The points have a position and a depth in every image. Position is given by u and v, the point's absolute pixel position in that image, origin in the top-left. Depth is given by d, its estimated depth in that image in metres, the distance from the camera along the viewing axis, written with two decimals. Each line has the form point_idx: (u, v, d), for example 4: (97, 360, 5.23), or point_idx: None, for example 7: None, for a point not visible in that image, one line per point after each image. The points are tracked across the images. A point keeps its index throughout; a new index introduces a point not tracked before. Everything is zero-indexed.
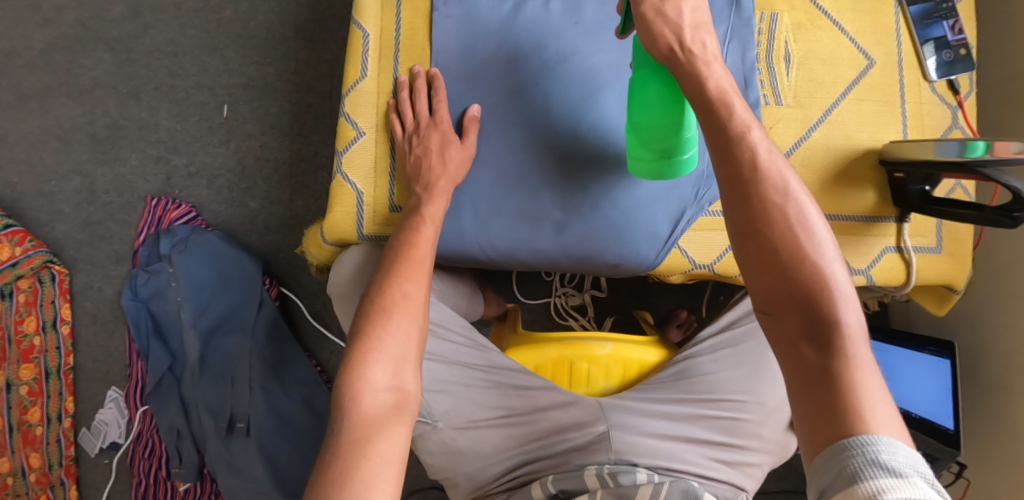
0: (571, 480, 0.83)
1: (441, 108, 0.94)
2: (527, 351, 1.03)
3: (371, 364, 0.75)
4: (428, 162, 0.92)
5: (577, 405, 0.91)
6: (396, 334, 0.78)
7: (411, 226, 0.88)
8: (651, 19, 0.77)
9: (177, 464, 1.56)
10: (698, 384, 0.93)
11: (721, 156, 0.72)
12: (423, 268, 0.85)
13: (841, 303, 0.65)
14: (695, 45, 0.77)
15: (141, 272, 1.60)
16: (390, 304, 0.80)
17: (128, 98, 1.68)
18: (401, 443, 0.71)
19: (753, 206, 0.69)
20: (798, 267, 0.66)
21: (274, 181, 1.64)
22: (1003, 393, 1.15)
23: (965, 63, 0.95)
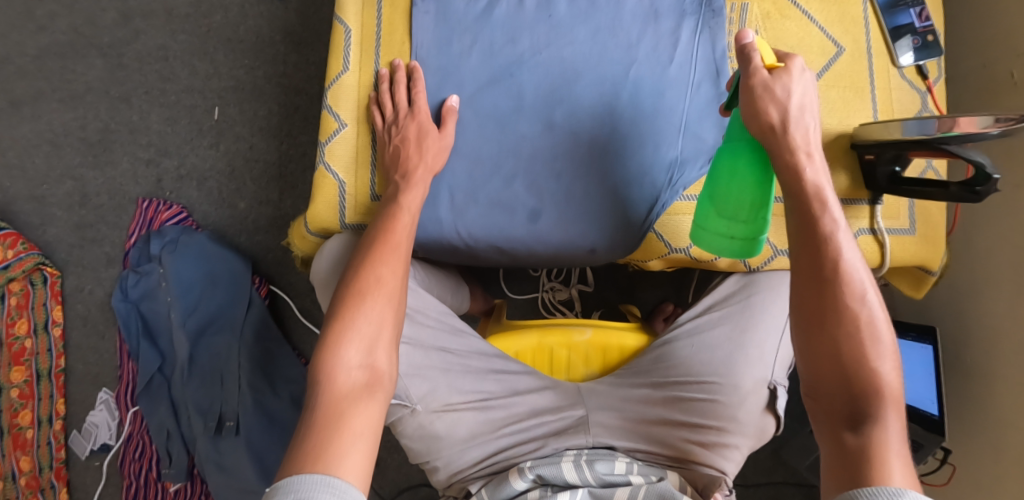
0: (551, 466, 0.83)
1: (421, 99, 0.95)
2: (505, 338, 1.02)
3: (345, 344, 0.76)
4: (407, 152, 0.93)
5: (554, 390, 0.95)
6: (370, 317, 0.79)
7: (390, 212, 0.89)
8: (759, 93, 0.79)
9: (167, 465, 1.56)
10: (674, 368, 0.94)
11: (805, 247, 0.76)
12: (400, 254, 0.86)
13: (891, 405, 0.69)
14: (797, 131, 0.79)
15: (131, 273, 1.62)
16: (366, 288, 0.81)
17: (119, 103, 1.70)
18: (371, 418, 0.73)
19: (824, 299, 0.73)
20: (858, 363, 0.70)
21: (263, 182, 1.66)
22: (983, 379, 1.16)
23: (933, 50, 0.97)
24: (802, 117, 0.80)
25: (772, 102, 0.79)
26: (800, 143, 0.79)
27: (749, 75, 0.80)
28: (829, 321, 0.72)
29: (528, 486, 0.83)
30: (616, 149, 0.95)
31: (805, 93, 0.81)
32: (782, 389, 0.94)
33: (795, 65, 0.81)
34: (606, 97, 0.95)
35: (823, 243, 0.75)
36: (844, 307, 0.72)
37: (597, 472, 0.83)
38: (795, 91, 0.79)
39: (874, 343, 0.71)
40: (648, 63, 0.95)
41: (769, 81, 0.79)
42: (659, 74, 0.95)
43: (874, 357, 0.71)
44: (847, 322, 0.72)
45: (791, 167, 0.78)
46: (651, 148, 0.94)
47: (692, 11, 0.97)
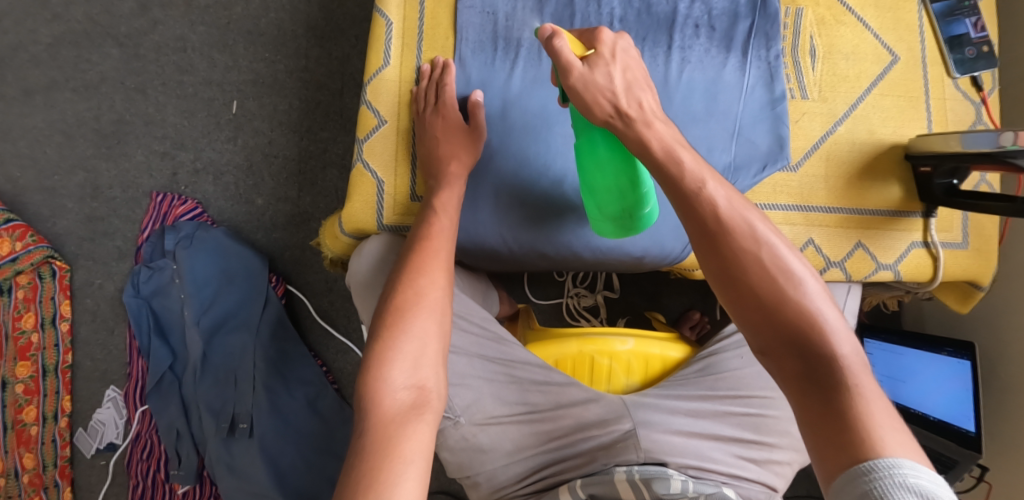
0: (602, 485, 0.79)
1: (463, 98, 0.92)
2: (545, 345, 1.00)
3: (392, 363, 0.73)
4: (446, 149, 0.90)
5: (599, 402, 0.90)
6: (411, 333, 0.76)
7: (429, 217, 0.86)
8: (582, 90, 0.75)
9: (176, 466, 1.52)
10: (724, 380, 0.93)
11: (684, 215, 0.70)
12: (441, 262, 0.83)
13: (832, 333, 0.63)
14: (630, 107, 0.75)
15: (143, 268, 1.58)
16: (406, 304, 0.78)
17: (135, 94, 1.67)
18: (421, 441, 0.69)
19: (725, 257, 0.67)
20: (782, 308, 0.64)
21: (282, 178, 1.62)
22: (1022, 398, 1.15)
23: (988, 60, 0.94)
24: (631, 90, 0.77)
25: (599, 87, 0.76)
26: (639, 116, 0.75)
27: (564, 69, 0.76)
28: (739, 279, 0.66)
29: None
30: None
31: (623, 60, 0.78)
32: None
33: (603, 40, 0.79)
34: None
35: (697, 207, 0.69)
36: (744, 259, 0.66)
37: (653, 492, 0.76)
38: (613, 69, 0.77)
39: (788, 280, 0.65)
40: (700, 66, 0.93)
41: (585, 69, 0.76)
42: (713, 79, 0.93)
43: (795, 292, 0.65)
44: (755, 272, 0.66)
45: (641, 143, 0.73)
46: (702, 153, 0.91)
47: (745, 14, 0.94)
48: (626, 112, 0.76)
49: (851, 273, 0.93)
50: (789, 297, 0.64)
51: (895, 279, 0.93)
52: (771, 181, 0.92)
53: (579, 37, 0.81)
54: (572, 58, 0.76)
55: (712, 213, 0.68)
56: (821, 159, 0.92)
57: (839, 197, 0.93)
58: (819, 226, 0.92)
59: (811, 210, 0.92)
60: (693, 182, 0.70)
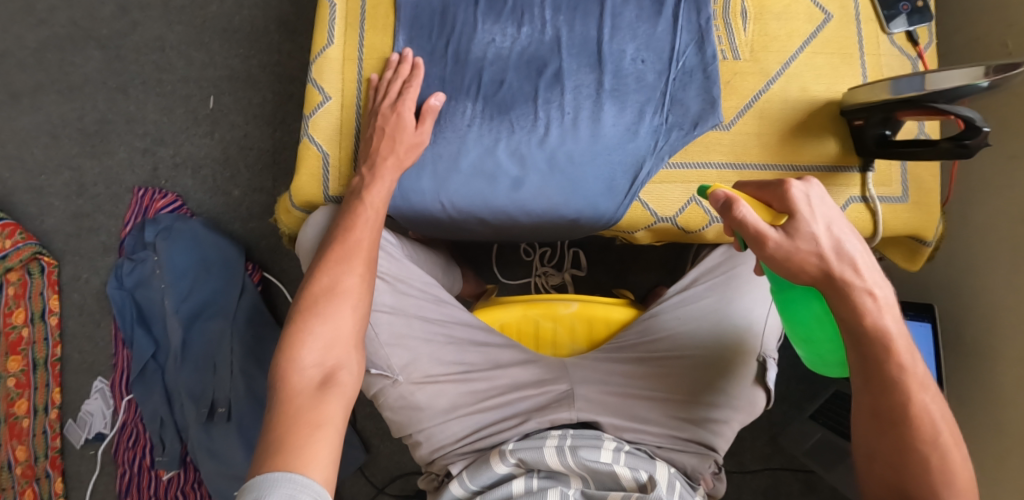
0: (533, 451, 0.80)
1: (429, 119, 0.93)
2: (490, 311, 1.02)
3: (304, 344, 0.76)
4: (391, 150, 0.91)
5: (536, 363, 0.94)
6: (327, 317, 0.79)
7: (357, 211, 0.88)
8: (786, 260, 0.68)
9: (161, 453, 1.55)
10: (660, 342, 0.94)
11: (872, 381, 0.72)
12: (362, 254, 0.85)
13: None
14: (844, 268, 0.68)
15: (126, 261, 1.62)
16: (322, 294, 0.80)
17: (116, 93, 1.72)
18: (332, 413, 0.73)
19: (893, 432, 0.72)
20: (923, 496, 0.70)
21: (257, 169, 1.66)
22: (984, 360, 1.14)
23: (922, 15, 0.95)
24: (843, 248, 0.69)
25: (803, 253, 0.68)
26: (851, 277, 0.68)
27: (757, 239, 0.69)
28: (898, 458, 0.72)
29: (509, 469, 0.81)
30: (601, 119, 0.93)
31: (828, 218, 0.69)
32: (772, 361, 0.91)
33: (817, 199, 0.69)
34: (587, 67, 0.95)
35: (892, 386, 0.71)
36: (910, 443, 0.71)
37: (580, 459, 0.78)
38: (818, 226, 0.68)
39: (945, 482, 0.70)
40: (631, 32, 0.95)
41: (781, 236, 0.68)
42: (645, 44, 0.95)
43: (943, 490, 0.70)
44: (915, 458, 0.71)
45: (851, 310, 0.70)
46: (634, 115, 0.93)
47: None
48: (838, 273, 0.68)
49: None
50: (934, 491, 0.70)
51: None
52: (704, 140, 0.93)
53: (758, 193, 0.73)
54: (764, 227, 0.68)
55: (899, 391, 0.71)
56: (752, 118, 0.93)
57: (772, 154, 0.94)
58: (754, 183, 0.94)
59: (745, 168, 0.93)
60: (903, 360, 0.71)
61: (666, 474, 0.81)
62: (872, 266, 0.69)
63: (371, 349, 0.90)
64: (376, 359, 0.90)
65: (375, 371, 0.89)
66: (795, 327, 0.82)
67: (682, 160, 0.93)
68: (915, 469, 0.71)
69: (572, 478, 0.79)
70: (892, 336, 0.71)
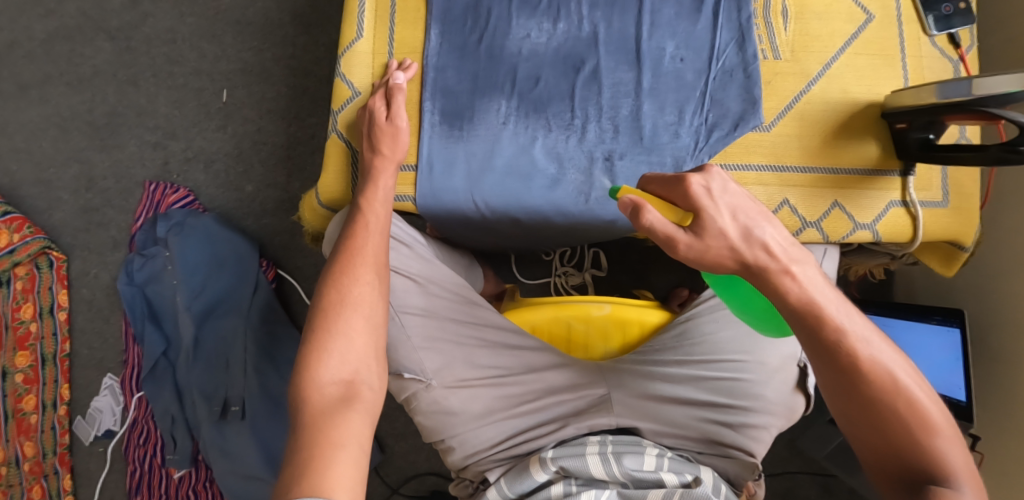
0: (575, 459, 0.79)
1: (399, 100, 0.91)
2: (522, 312, 1.00)
3: (322, 359, 0.74)
4: (381, 151, 0.90)
5: (569, 367, 0.92)
6: (344, 332, 0.77)
7: (358, 217, 0.87)
8: (699, 263, 0.66)
9: (172, 450, 1.53)
10: (698, 346, 0.92)
11: (818, 353, 0.67)
12: (369, 262, 0.83)
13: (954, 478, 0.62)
14: (762, 255, 0.66)
15: (137, 256, 1.60)
16: (333, 307, 0.79)
17: (127, 86, 1.69)
18: (353, 429, 0.70)
19: (857, 398, 0.66)
20: (910, 452, 0.64)
21: (271, 163, 1.63)
22: (1012, 365, 1.13)
23: (965, 17, 0.94)
24: (752, 233, 0.66)
25: (714, 250, 0.66)
26: (767, 261, 0.66)
27: (667, 244, 0.67)
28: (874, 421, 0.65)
29: (549, 477, 0.80)
30: (640, 118, 0.91)
31: (735, 205, 0.66)
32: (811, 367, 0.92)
33: (715, 189, 0.67)
34: (625, 64, 0.93)
35: (840, 353, 0.66)
36: (875, 402, 0.65)
37: (624, 467, 0.77)
38: (726, 220, 0.66)
39: (925, 428, 0.64)
40: (670, 30, 0.93)
41: (690, 238, 0.66)
42: (684, 42, 0.93)
43: (926, 437, 0.63)
44: (886, 415, 0.65)
45: (772, 296, 0.66)
46: (673, 115, 0.91)
47: None
48: (755, 261, 0.66)
49: (828, 234, 0.92)
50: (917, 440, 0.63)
51: (874, 239, 0.92)
52: (744, 141, 0.91)
53: (664, 188, 0.70)
54: (671, 229, 0.66)
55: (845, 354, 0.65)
56: (792, 120, 0.92)
57: (813, 156, 0.91)
58: (794, 186, 0.91)
59: (785, 170, 0.91)
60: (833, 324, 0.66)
61: (710, 478, 0.79)
62: (786, 242, 0.66)
63: (404, 352, 0.88)
64: (408, 363, 0.87)
65: (409, 375, 0.87)
66: (740, 307, 0.77)
67: (721, 162, 0.91)
68: (892, 424, 0.64)
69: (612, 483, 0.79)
70: (818, 300, 0.66)
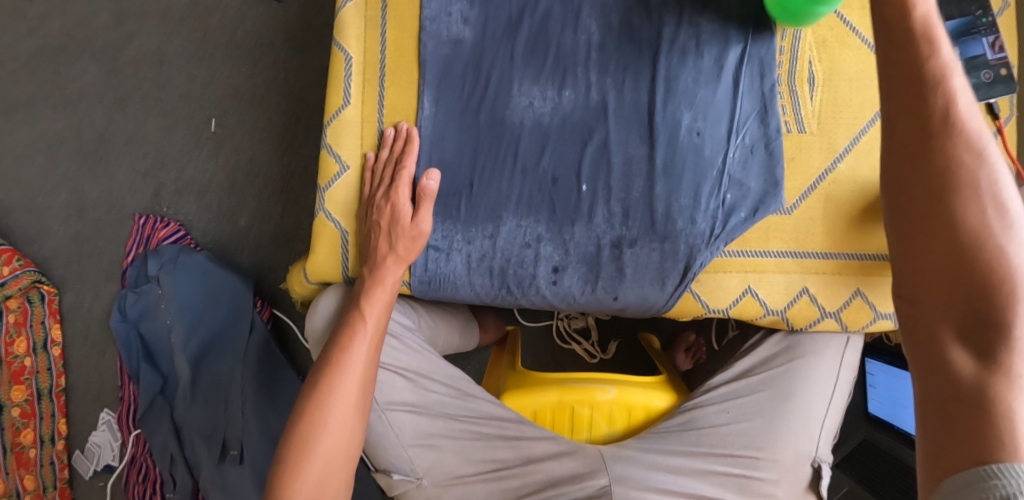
0: None
1: (424, 204, 0.84)
2: (524, 395, 0.95)
3: (296, 484, 0.76)
4: (393, 250, 0.84)
5: (573, 455, 0.87)
6: (320, 455, 0.77)
7: (355, 324, 0.82)
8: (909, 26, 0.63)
9: (172, 489, 1.50)
10: (707, 436, 0.89)
11: (908, 163, 0.62)
12: (357, 380, 0.80)
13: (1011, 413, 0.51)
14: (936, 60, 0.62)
15: (130, 292, 1.55)
16: (313, 428, 0.77)
17: (114, 111, 1.61)
18: None
19: (937, 214, 0.59)
20: (984, 291, 0.56)
21: (265, 196, 1.56)
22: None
23: (1006, 85, 0.88)
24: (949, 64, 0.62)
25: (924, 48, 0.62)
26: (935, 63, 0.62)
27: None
28: (954, 247, 0.58)
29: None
30: (656, 199, 0.84)
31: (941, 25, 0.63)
32: (826, 466, 0.88)
33: (949, 102, 0.61)
34: (638, 139, 0.86)
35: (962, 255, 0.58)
36: (958, 232, 0.58)
37: None
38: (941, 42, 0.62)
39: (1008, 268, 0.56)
40: (688, 98, 0.86)
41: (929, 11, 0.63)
42: (702, 113, 0.86)
43: (1008, 279, 0.56)
44: (968, 249, 0.58)
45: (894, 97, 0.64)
46: (689, 197, 0.84)
47: (741, 37, 0.86)
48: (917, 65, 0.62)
49: (847, 324, 0.87)
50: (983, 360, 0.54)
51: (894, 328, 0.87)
52: (764, 224, 0.86)
53: None
54: None
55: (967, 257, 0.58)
56: (817, 202, 0.86)
57: (839, 241, 0.86)
58: (814, 274, 0.86)
59: (807, 256, 0.86)
60: (978, 211, 0.59)
61: None
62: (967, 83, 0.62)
63: (393, 452, 0.86)
64: (397, 463, 0.86)
65: (398, 475, 0.86)
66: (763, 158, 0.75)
67: (738, 248, 0.85)
68: (976, 256, 0.57)
69: None
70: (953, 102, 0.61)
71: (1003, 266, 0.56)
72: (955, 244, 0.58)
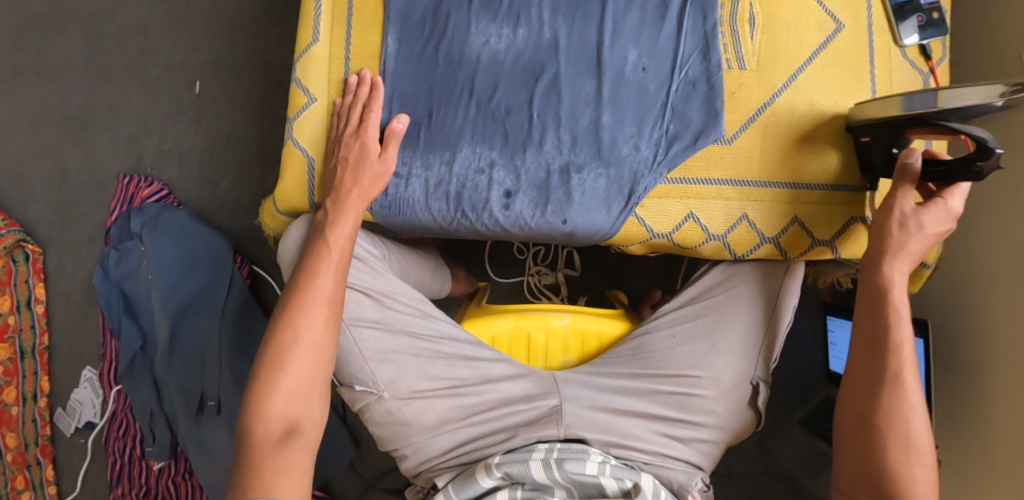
0: (518, 464, 0.82)
1: (393, 144, 0.89)
2: (481, 322, 1.01)
3: (267, 397, 0.80)
4: (358, 187, 0.88)
5: (528, 377, 0.94)
6: (291, 373, 0.82)
7: (323, 255, 0.86)
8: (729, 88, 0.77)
9: (151, 443, 1.54)
10: (654, 360, 0.94)
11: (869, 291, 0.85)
12: (325, 304, 0.85)
13: (907, 387, 0.80)
14: None
15: (112, 251, 1.58)
16: (285, 347, 0.83)
17: (99, 77, 1.64)
18: (300, 464, 0.78)
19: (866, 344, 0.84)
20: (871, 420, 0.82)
21: (246, 159, 1.59)
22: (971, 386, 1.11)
23: (938, 28, 0.95)
24: None
25: None
26: None
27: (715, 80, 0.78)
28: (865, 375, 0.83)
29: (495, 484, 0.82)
30: (602, 129, 0.89)
31: None
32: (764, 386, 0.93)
33: None
34: (586, 74, 0.90)
35: (878, 260, 0.84)
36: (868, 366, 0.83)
37: (566, 471, 0.80)
38: None
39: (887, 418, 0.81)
40: (633, 38, 0.91)
41: None
42: (647, 51, 0.91)
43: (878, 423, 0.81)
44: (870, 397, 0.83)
45: None
46: (633, 128, 0.90)
47: None
48: None
49: (787, 250, 0.94)
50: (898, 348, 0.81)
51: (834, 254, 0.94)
52: (706, 154, 0.91)
53: None
54: None
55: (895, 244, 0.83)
56: (757, 131, 0.92)
57: (775, 170, 0.92)
58: (753, 201, 0.92)
59: (746, 184, 0.92)
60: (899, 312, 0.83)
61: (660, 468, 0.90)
62: None
63: (358, 365, 0.91)
64: (361, 375, 0.91)
65: (361, 386, 0.91)
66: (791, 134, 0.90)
67: (681, 175, 0.91)
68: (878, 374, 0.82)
69: (557, 489, 0.81)
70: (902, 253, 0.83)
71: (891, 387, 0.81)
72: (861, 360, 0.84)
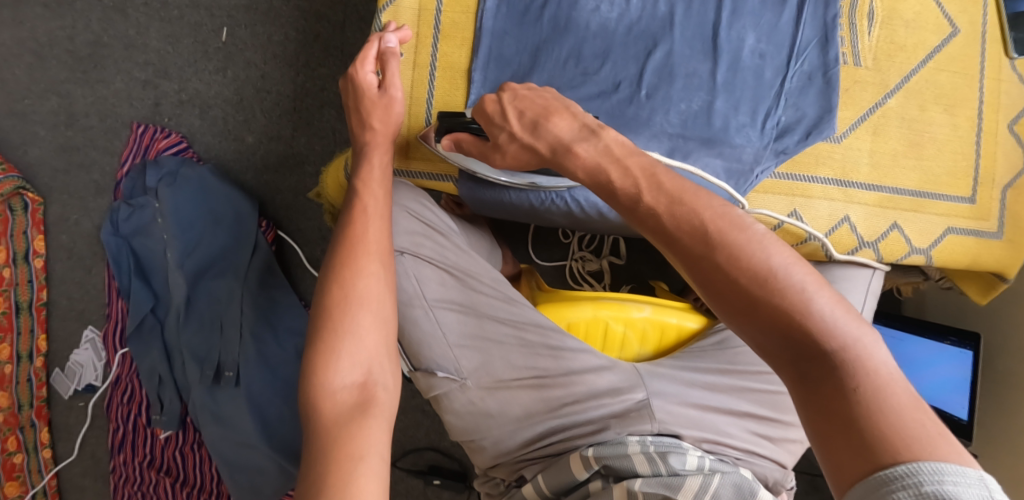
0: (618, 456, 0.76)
1: (390, 65, 0.84)
2: (560, 309, 0.94)
3: (334, 359, 0.69)
4: (374, 125, 0.84)
5: (613, 370, 0.86)
6: (356, 333, 0.71)
7: (356, 202, 0.81)
8: (492, 112, 0.77)
9: (158, 411, 1.38)
10: (742, 355, 0.90)
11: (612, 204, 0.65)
12: (371, 252, 0.77)
13: (789, 274, 0.57)
14: (541, 138, 0.72)
15: (123, 205, 1.43)
16: (337, 304, 0.73)
17: (113, 13, 1.50)
18: (371, 436, 0.65)
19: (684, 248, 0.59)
20: (789, 320, 0.55)
21: (275, 115, 1.49)
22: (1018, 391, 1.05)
23: None
24: (536, 127, 0.73)
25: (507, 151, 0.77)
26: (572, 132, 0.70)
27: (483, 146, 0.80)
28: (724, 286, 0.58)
29: (589, 476, 0.77)
30: (713, 114, 0.85)
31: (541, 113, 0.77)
32: None
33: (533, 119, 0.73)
34: (700, 54, 0.85)
35: (560, 161, 0.70)
36: (720, 270, 0.58)
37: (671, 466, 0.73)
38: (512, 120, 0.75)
39: (784, 297, 0.56)
40: (752, 19, 0.86)
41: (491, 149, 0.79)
42: (766, 36, 0.86)
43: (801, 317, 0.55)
44: (757, 300, 0.56)
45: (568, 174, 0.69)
46: (748, 115, 0.85)
47: None
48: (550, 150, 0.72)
49: (884, 255, 0.89)
50: (728, 233, 0.58)
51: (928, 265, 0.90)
52: (815, 151, 0.87)
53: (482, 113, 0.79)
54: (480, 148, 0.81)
55: (546, 155, 0.72)
56: (866, 134, 0.88)
57: (882, 174, 0.88)
58: (858, 204, 0.88)
59: (852, 186, 0.88)
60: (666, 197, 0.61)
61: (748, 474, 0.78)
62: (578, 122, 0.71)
63: (439, 351, 0.87)
64: (443, 362, 0.87)
65: (442, 374, 0.86)
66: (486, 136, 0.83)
67: (788, 171, 0.87)
68: (743, 273, 0.57)
69: None
70: (597, 160, 0.66)
71: (764, 270, 0.57)
72: (711, 268, 0.58)
